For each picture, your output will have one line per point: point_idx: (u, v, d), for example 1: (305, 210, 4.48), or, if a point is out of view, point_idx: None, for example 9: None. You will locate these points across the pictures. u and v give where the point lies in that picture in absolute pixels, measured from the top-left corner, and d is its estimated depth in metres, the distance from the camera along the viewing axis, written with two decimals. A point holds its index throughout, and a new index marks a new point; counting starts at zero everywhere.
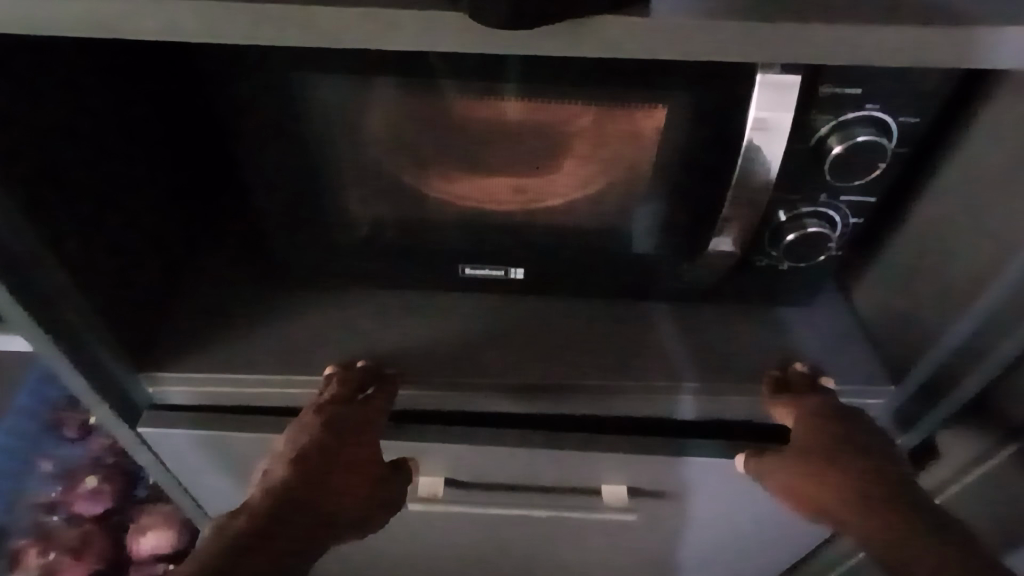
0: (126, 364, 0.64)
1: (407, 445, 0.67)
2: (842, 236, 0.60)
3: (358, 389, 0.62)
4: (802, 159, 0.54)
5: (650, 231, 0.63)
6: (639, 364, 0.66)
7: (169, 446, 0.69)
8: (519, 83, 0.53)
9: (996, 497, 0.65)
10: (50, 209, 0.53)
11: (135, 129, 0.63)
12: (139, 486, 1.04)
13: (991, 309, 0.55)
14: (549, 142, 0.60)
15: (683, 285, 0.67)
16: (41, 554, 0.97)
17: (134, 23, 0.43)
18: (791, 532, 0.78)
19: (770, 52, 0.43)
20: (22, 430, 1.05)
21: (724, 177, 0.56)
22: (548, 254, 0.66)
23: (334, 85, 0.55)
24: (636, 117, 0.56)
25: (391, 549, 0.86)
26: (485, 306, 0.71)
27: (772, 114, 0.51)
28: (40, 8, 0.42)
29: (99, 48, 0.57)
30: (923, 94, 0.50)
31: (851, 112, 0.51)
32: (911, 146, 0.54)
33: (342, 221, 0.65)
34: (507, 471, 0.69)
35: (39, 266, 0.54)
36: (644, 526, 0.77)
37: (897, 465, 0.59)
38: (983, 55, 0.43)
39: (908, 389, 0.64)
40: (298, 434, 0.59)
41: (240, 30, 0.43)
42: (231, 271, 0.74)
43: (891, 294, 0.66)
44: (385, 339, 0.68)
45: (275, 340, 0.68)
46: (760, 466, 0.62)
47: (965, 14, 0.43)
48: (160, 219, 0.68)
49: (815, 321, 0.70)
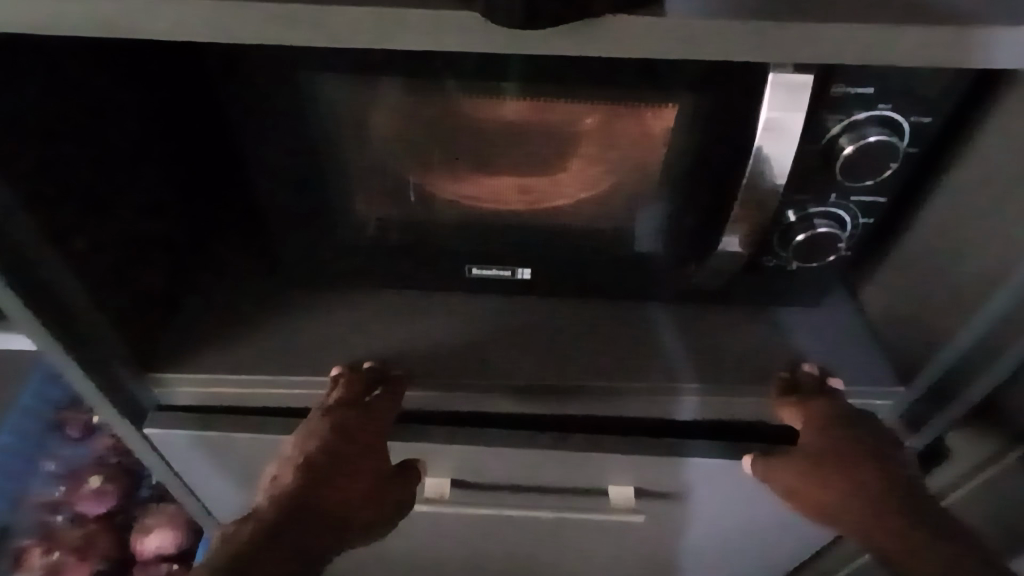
0: (132, 364, 0.64)
1: (413, 446, 0.67)
2: (851, 236, 0.60)
3: (364, 391, 0.61)
4: (812, 160, 0.54)
5: (659, 231, 0.63)
6: (646, 364, 0.66)
7: (174, 448, 0.69)
8: (528, 82, 0.53)
9: (1003, 499, 0.65)
10: (56, 210, 0.53)
11: (141, 128, 0.63)
12: (141, 487, 1.04)
13: (1002, 310, 0.55)
14: (556, 142, 0.59)
15: (690, 285, 0.67)
16: (45, 553, 0.96)
17: (139, 22, 0.42)
18: (797, 532, 0.78)
19: (782, 52, 0.43)
20: (25, 430, 1.02)
21: (733, 178, 0.56)
22: (555, 254, 0.66)
23: (341, 84, 0.54)
24: (645, 117, 0.55)
25: (395, 550, 0.85)
26: (491, 307, 0.70)
27: (783, 114, 0.50)
28: (47, 9, 0.42)
29: (106, 48, 0.57)
30: (934, 94, 0.50)
31: (862, 112, 0.51)
32: (922, 147, 0.53)
33: (348, 222, 0.65)
34: (514, 472, 0.69)
35: (45, 267, 0.54)
36: (650, 527, 0.77)
37: (906, 468, 0.58)
38: (997, 54, 0.43)
39: (917, 390, 0.64)
40: (305, 440, 0.58)
41: (249, 30, 0.42)
42: (237, 271, 0.73)
43: (901, 294, 0.65)
44: (391, 340, 0.68)
45: (280, 340, 0.68)
46: (768, 467, 0.62)
47: (980, 14, 0.42)
48: (166, 219, 0.68)
49: (823, 321, 0.69)
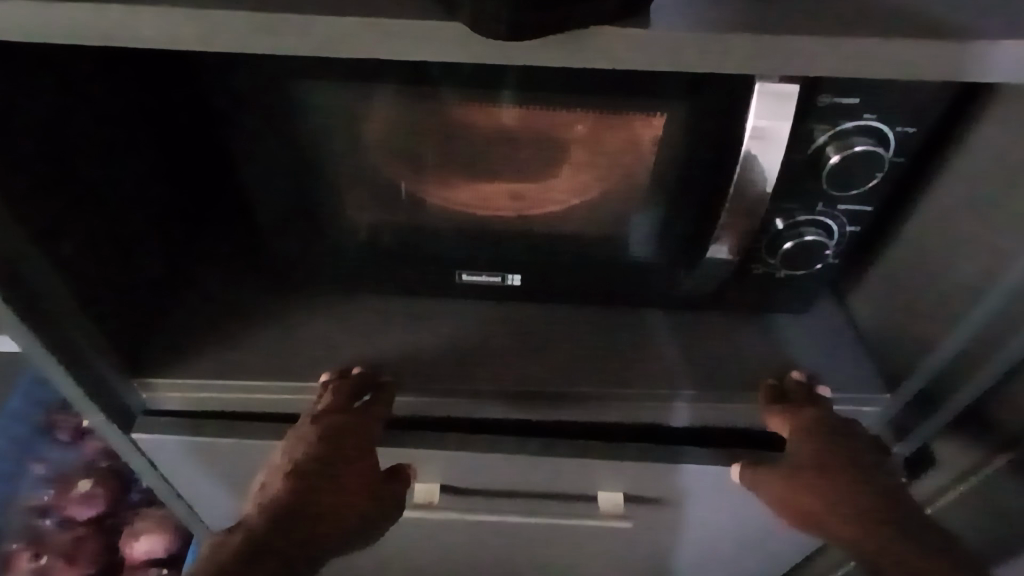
0: (118, 368, 0.64)
1: (402, 451, 0.67)
2: (839, 244, 0.60)
3: (353, 396, 0.62)
4: (799, 169, 0.54)
5: (649, 238, 0.63)
6: (635, 370, 0.66)
7: (164, 454, 0.69)
8: (517, 91, 0.53)
9: (991, 503, 0.65)
10: (43, 213, 0.53)
11: (132, 130, 0.63)
12: (132, 490, 1.02)
13: (989, 318, 0.55)
14: (546, 150, 0.60)
15: (679, 292, 0.67)
16: (33, 557, 0.96)
17: (128, 31, 0.42)
18: (788, 537, 0.78)
19: (770, 65, 0.43)
20: (15, 433, 1.04)
21: (721, 187, 0.56)
22: (544, 260, 0.66)
23: (330, 90, 0.54)
24: (634, 126, 0.56)
25: (386, 555, 0.85)
26: (483, 312, 0.71)
27: (770, 123, 0.51)
28: (33, 16, 0.42)
29: (99, 54, 0.58)
30: (920, 104, 0.50)
31: (849, 122, 0.51)
32: (908, 156, 0.54)
33: (339, 227, 0.65)
34: (505, 477, 0.69)
35: (29, 268, 0.53)
36: (641, 531, 0.76)
37: (891, 477, 0.59)
38: (981, 67, 0.43)
39: (904, 398, 0.64)
40: (293, 445, 0.59)
41: (235, 37, 0.42)
42: (227, 276, 0.73)
43: (888, 303, 0.66)
44: (382, 346, 0.68)
45: (270, 346, 0.68)
46: (755, 478, 0.62)
47: (965, 27, 0.43)
48: (156, 222, 0.68)
49: (811, 327, 0.70)
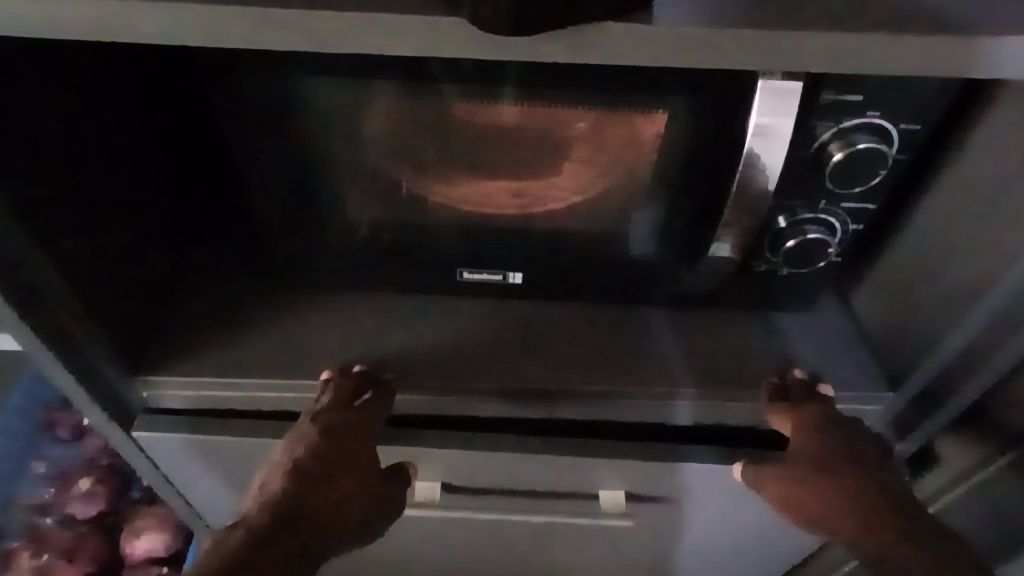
0: (119, 366, 0.64)
1: (404, 450, 0.67)
2: (842, 242, 0.60)
3: (354, 395, 0.62)
4: (803, 166, 0.54)
5: (651, 237, 0.63)
6: (637, 368, 0.66)
7: (164, 452, 0.69)
8: (519, 87, 0.53)
9: (994, 501, 0.65)
10: (43, 211, 0.53)
11: (131, 128, 0.63)
12: (132, 488, 1.03)
13: (993, 316, 0.55)
14: (547, 148, 0.59)
15: (681, 291, 0.67)
16: (34, 555, 0.96)
17: (128, 25, 0.42)
18: (789, 536, 0.78)
19: (774, 60, 0.43)
20: (16, 430, 1.04)
21: (724, 185, 0.56)
22: (546, 258, 0.66)
23: (332, 86, 0.54)
24: (637, 123, 0.55)
25: (386, 553, 0.85)
26: (485, 310, 0.70)
27: (772, 120, 0.51)
28: (33, 11, 0.42)
29: (96, 51, 0.57)
30: (924, 101, 0.50)
31: (852, 119, 0.51)
32: (911, 154, 0.53)
33: (340, 225, 0.65)
34: (507, 475, 0.69)
35: (30, 265, 0.53)
36: (642, 529, 0.76)
37: (895, 475, 0.59)
38: (987, 62, 0.43)
39: (906, 397, 0.64)
40: (293, 444, 0.59)
41: (235, 32, 0.42)
42: (227, 275, 0.73)
43: (891, 301, 0.66)
44: (383, 345, 0.68)
45: (271, 344, 0.68)
46: (758, 473, 0.62)
47: (971, 21, 0.42)
48: (155, 220, 0.68)
49: (814, 325, 0.70)
